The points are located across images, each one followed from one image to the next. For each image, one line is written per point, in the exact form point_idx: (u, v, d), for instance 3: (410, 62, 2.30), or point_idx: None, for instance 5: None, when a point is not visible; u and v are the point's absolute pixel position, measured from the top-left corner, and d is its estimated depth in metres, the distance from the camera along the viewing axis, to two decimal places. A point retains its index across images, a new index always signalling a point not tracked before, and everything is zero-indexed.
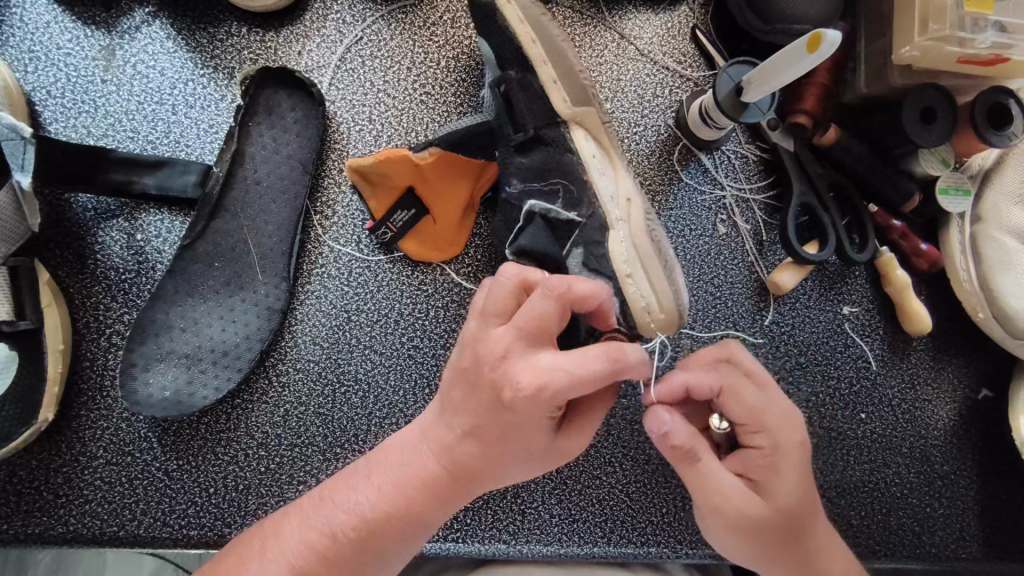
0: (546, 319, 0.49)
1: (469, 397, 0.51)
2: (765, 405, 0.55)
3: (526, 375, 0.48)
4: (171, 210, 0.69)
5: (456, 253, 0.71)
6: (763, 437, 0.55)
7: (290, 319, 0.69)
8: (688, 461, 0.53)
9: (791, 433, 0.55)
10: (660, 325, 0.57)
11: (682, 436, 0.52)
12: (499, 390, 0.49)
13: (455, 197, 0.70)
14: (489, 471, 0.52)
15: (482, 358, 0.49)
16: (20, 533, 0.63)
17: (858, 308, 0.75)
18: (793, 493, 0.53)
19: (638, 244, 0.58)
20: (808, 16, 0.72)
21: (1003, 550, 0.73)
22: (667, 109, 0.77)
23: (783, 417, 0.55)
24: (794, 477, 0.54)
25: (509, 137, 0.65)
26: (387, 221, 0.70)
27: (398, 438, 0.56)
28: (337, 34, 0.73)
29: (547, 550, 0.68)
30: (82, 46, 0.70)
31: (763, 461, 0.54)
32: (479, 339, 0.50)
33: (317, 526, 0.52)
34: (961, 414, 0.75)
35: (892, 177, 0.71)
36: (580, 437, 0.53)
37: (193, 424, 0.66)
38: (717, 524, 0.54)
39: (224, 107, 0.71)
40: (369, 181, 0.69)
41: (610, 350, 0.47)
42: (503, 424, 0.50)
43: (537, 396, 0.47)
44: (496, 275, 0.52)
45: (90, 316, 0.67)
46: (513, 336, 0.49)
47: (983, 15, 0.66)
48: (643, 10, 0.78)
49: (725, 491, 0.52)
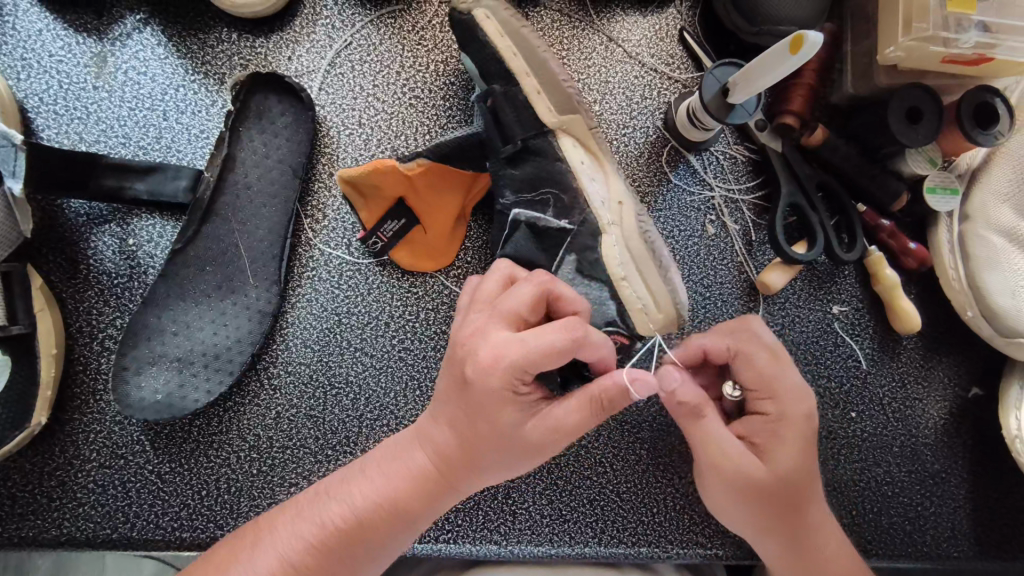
0: (527, 307, 0.51)
1: (448, 385, 0.53)
2: (777, 372, 0.57)
3: (488, 350, 0.49)
4: (163, 215, 0.70)
5: (447, 263, 0.71)
6: (770, 404, 0.57)
7: (281, 321, 0.69)
8: (694, 419, 0.55)
9: (799, 402, 0.57)
10: (658, 325, 0.59)
11: (690, 393, 0.55)
12: (463, 365, 0.50)
13: (445, 209, 0.71)
14: (474, 467, 0.53)
15: (457, 336, 0.52)
16: (15, 536, 0.64)
17: (848, 307, 0.76)
18: (793, 463, 0.55)
19: (630, 246, 0.59)
20: (792, 17, 0.73)
21: (995, 548, 0.73)
22: (655, 110, 0.77)
23: (794, 389, 0.57)
24: (795, 446, 0.55)
25: (500, 150, 0.65)
26: (377, 230, 0.69)
27: (399, 434, 0.57)
28: (327, 39, 0.73)
29: (538, 551, 0.68)
30: (74, 53, 0.71)
31: (765, 428, 0.57)
32: (461, 322, 0.53)
33: (310, 519, 0.53)
34: (951, 412, 0.75)
35: (879, 176, 0.72)
36: (557, 435, 0.51)
37: (185, 427, 0.67)
38: (718, 482, 0.56)
39: (215, 112, 0.72)
40: (359, 192, 0.68)
41: (571, 325, 0.49)
42: (469, 407, 0.51)
43: (495, 369, 0.49)
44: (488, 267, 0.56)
45: (83, 320, 0.67)
46: (488, 315, 0.51)
47: (965, 15, 0.66)
48: (631, 13, 0.79)
49: (729, 448, 0.54)
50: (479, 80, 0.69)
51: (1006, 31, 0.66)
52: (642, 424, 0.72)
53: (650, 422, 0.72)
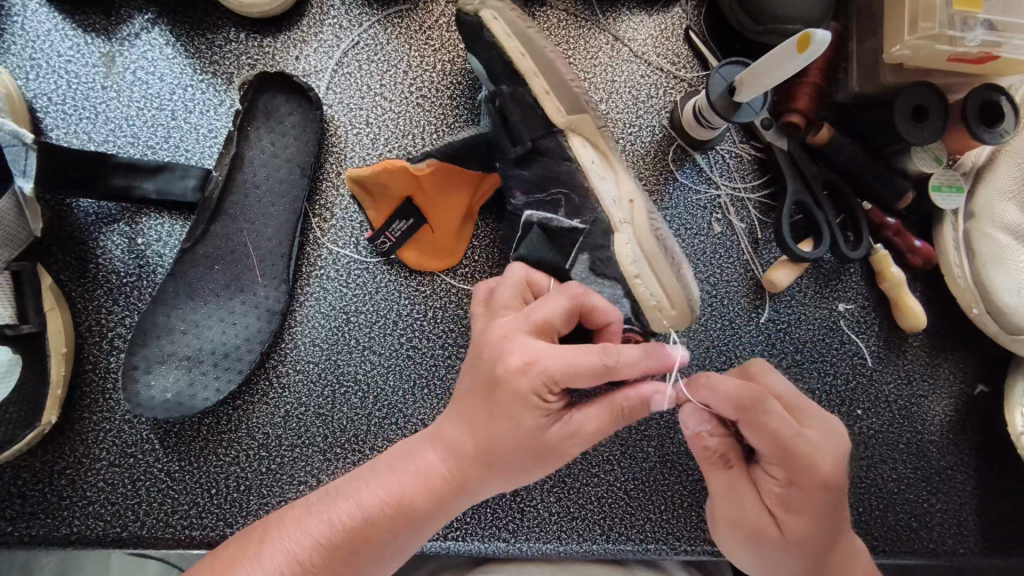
0: (559, 316, 0.53)
1: (471, 383, 0.54)
2: (789, 436, 0.49)
3: (518, 355, 0.51)
4: (171, 215, 0.70)
5: (454, 262, 0.72)
6: (782, 471, 0.50)
7: (290, 320, 0.69)
8: (721, 468, 0.54)
9: (816, 468, 0.49)
10: (672, 321, 0.59)
11: (716, 440, 0.53)
12: (493, 366, 0.52)
13: (451, 207, 0.71)
14: (491, 472, 0.53)
15: (488, 339, 0.53)
16: (24, 535, 0.64)
17: (854, 305, 0.76)
18: (806, 531, 0.50)
19: (643, 244, 0.58)
20: (799, 17, 0.72)
21: (1000, 545, 0.74)
22: (661, 109, 0.77)
23: (811, 449, 0.49)
24: (808, 514, 0.50)
25: (508, 152, 0.65)
26: (385, 230, 0.70)
27: (412, 437, 0.57)
28: (334, 38, 0.74)
29: (546, 548, 0.69)
30: (83, 53, 0.71)
31: (776, 491, 0.51)
32: (488, 326, 0.54)
33: (320, 516, 0.53)
34: (957, 409, 0.76)
35: (885, 175, 0.72)
36: (578, 440, 0.51)
37: (194, 426, 0.67)
38: (730, 532, 0.54)
39: (223, 112, 0.72)
40: (367, 191, 0.70)
41: (607, 347, 0.50)
42: (490, 404, 0.51)
43: (526, 371, 0.50)
44: (507, 273, 0.59)
45: (92, 319, 0.68)
46: (519, 321, 0.53)
47: (971, 13, 0.66)
48: (637, 12, 0.79)
49: (743, 504, 0.52)
50: (484, 79, 0.68)
51: (1011, 30, 0.67)
52: (649, 421, 0.72)
53: (658, 419, 0.72)
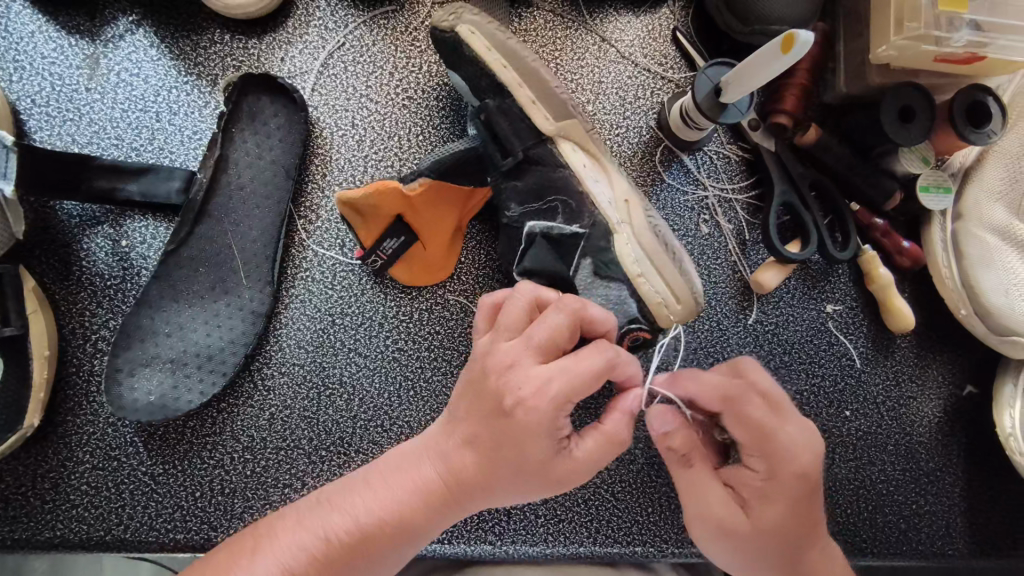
0: (561, 334, 0.51)
1: (473, 405, 0.52)
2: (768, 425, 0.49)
3: (528, 385, 0.49)
4: (155, 216, 0.70)
5: (445, 277, 0.71)
6: (759, 462, 0.50)
7: (274, 322, 0.69)
8: (685, 465, 0.53)
9: (793, 460, 0.49)
10: (679, 316, 0.59)
11: (679, 440, 0.52)
12: (501, 396, 0.49)
13: (443, 223, 0.69)
14: (487, 490, 0.52)
15: (491, 368, 0.50)
16: (8, 539, 0.64)
17: (842, 306, 0.76)
18: (782, 524, 0.50)
19: (643, 242, 0.59)
20: (785, 18, 0.72)
21: (988, 547, 0.73)
22: (649, 110, 0.77)
23: (792, 444, 0.49)
24: (784, 507, 0.50)
25: (497, 164, 0.64)
26: (378, 248, 0.68)
27: (406, 447, 0.56)
28: (320, 40, 0.73)
29: (532, 551, 0.68)
30: (67, 55, 0.71)
31: (756, 485, 0.51)
32: (489, 353, 0.51)
33: (313, 530, 0.52)
34: (946, 410, 0.75)
35: (871, 176, 0.72)
36: (575, 468, 0.51)
37: (179, 428, 0.67)
38: (701, 527, 0.53)
39: (207, 113, 0.72)
40: (358, 212, 0.65)
41: (605, 349, 0.50)
42: (496, 430, 0.50)
43: (538, 402, 0.48)
44: (510, 295, 0.54)
45: (76, 322, 0.67)
46: (522, 347, 0.50)
47: (958, 13, 0.65)
48: (624, 12, 0.78)
49: (713, 497, 0.52)
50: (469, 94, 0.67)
51: (998, 30, 0.66)
52: (636, 422, 0.72)
53: (644, 420, 0.72)
